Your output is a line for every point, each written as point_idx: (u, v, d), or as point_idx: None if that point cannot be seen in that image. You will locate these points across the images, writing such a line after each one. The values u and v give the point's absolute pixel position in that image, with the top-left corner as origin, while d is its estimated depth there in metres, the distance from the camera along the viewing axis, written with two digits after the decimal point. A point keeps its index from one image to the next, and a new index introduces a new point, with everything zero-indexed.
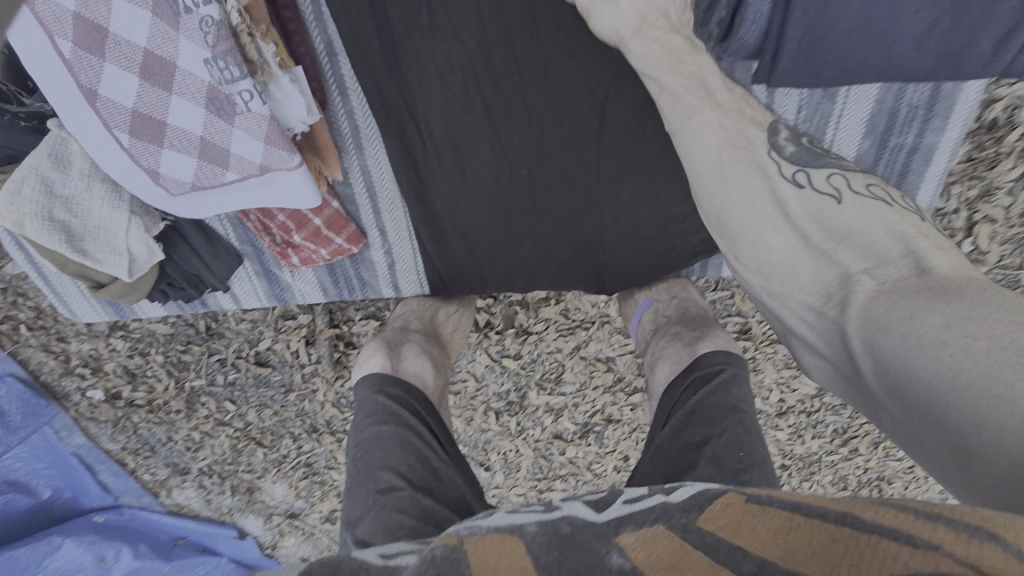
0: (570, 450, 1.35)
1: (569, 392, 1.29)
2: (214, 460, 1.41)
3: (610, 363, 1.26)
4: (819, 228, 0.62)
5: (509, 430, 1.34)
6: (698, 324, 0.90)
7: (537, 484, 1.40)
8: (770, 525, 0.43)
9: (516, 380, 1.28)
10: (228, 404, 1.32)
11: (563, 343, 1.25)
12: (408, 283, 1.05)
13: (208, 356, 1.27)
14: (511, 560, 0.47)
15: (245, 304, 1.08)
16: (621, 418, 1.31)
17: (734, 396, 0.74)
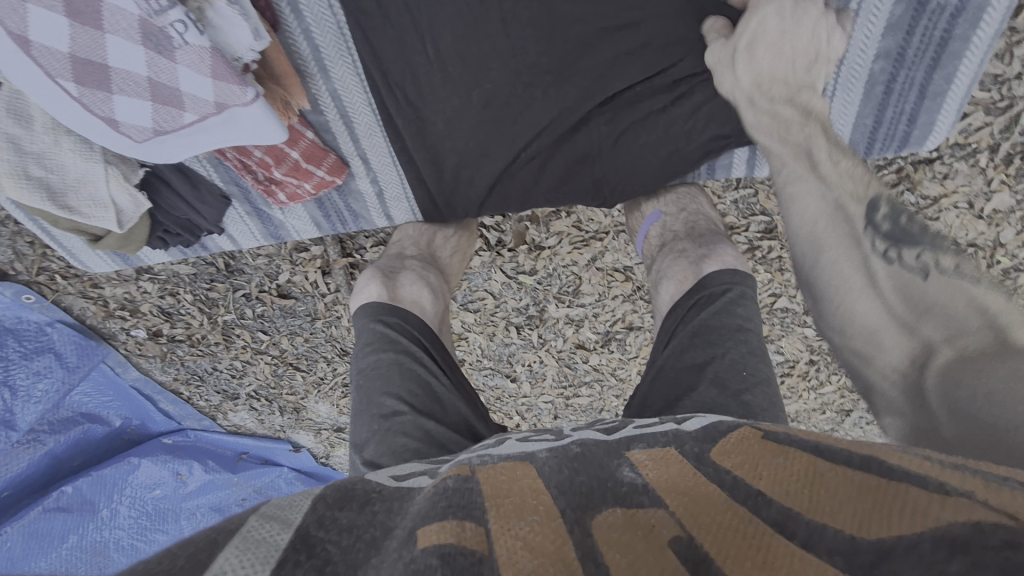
0: (593, 358, 1.37)
1: (589, 303, 1.29)
2: (259, 385, 1.50)
3: (628, 273, 1.24)
4: (905, 303, 0.54)
5: (531, 343, 1.36)
6: (706, 241, 0.86)
7: (564, 391, 1.45)
8: (790, 469, 0.49)
9: (534, 295, 1.28)
10: (261, 334, 1.37)
11: (578, 257, 1.22)
12: (401, 212, 1.02)
13: (234, 292, 1.30)
14: (522, 483, 0.53)
15: (242, 244, 1.07)
16: (641, 325, 1.31)
17: (740, 316, 0.74)
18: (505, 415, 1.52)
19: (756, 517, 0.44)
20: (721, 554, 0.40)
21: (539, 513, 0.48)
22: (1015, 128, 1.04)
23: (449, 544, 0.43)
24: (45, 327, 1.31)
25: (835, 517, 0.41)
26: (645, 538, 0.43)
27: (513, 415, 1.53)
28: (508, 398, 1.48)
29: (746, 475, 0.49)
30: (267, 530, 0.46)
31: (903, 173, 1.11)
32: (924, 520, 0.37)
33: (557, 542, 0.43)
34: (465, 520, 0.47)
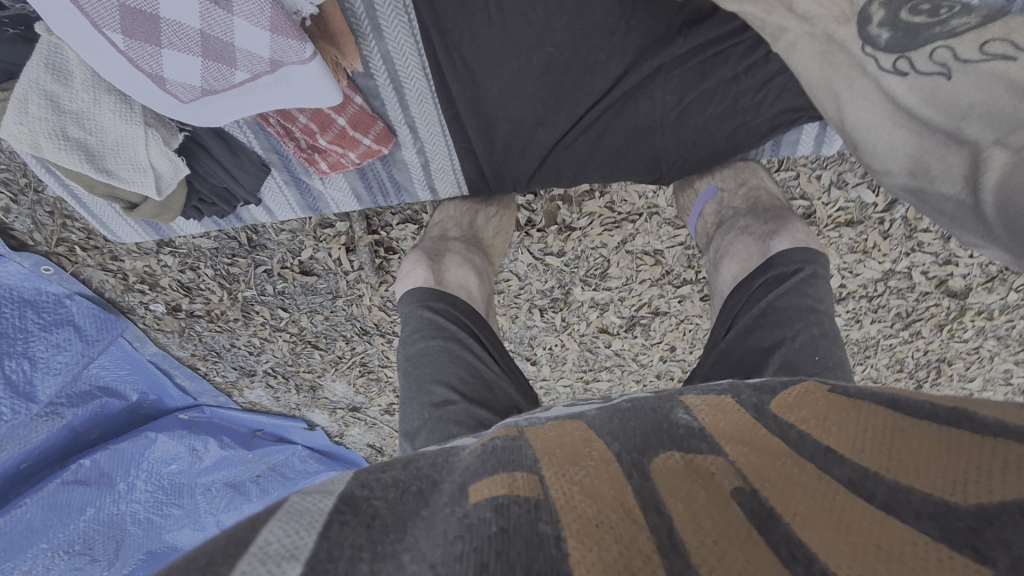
0: (615, 343, 1.36)
1: (615, 287, 1.28)
2: (277, 362, 1.49)
3: (658, 256, 1.22)
4: (937, 108, 0.53)
5: (554, 326, 1.35)
6: (772, 216, 0.86)
7: (583, 375, 1.44)
8: (866, 426, 0.48)
9: (560, 277, 1.27)
10: (281, 311, 1.37)
11: (608, 238, 1.21)
12: (446, 185, 1.01)
13: (255, 268, 1.29)
14: (572, 435, 0.53)
15: (280, 217, 1.06)
16: (668, 310, 1.30)
17: (811, 297, 0.73)
18: None
19: (826, 475, 0.43)
20: (791, 511, 0.40)
21: (593, 460, 0.47)
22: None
23: (502, 495, 0.43)
24: (64, 299, 1.30)
25: (921, 476, 0.40)
26: (707, 488, 0.43)
27: None
28: None
29: (810, 426, 0.49)
30: (310, 498, 0.46)
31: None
32: (1023, 480, 0.37)
33: (616, 488, 0.43)
34: (515, 471, 0.46)
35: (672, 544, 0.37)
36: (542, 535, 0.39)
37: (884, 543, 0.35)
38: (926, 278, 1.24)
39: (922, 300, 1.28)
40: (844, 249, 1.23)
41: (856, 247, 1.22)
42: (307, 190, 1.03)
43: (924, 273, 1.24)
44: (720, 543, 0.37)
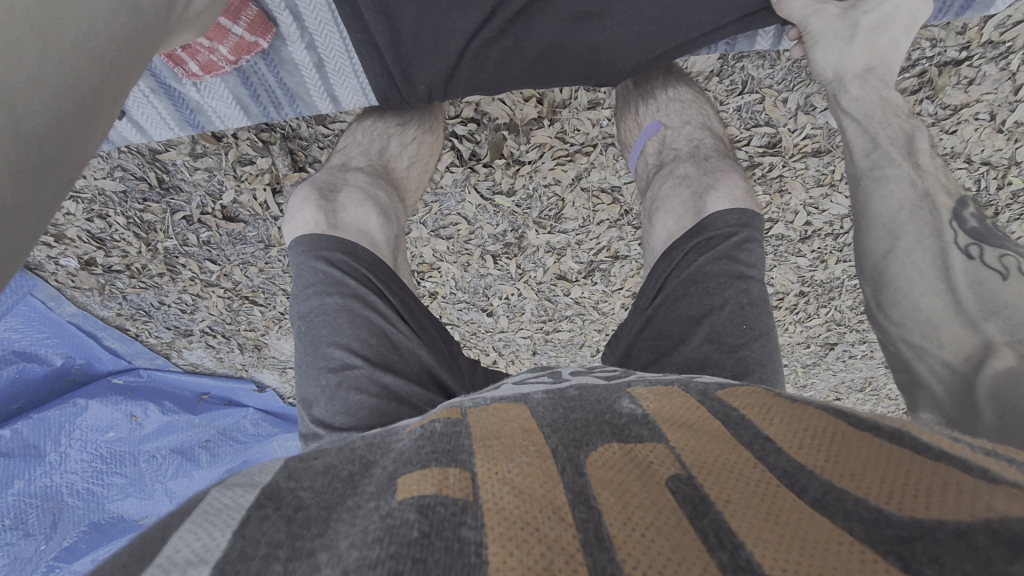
0: (575, 290, 1.28)
1: (571, 230, 1.18)
2: (214, 321, 1.37)
3: (615, 194, 1.13)
4: (976, 298, 0.56)
5: (509, 273, 1.26)
6: (711, 167, 0.78)
7: (543, 326, 1.36)
8: (807, 424, 0.39)
9: (513, 220, 1.17)
10: (210, 264, 1.23)
11: (562, 174, 1.11)
12: (348, 94, 0.88)
13: (172, 214, 1.14)
14: (514, 424, 0.42)
15: (154, 134, 0.94)
16: (628, 254, 1.22)
17: (741, 262, 0.69)
18: (481, 351, 1.43)
19: (761, 462, 0.35)
20: (723, 497, 0.32)
21: (529, 454, 0.37)
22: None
23: (429, 495, 0.33)
24: None
25: (856, 481, 0.32)
26: (642, 477, 0.34)
27: (489, 352, 1.44)
28: (484, 333, 1.39)
29: (754, 414, 0.41)
30: (230, 495, 0.36)
31: (926, 79, 1.04)
32: (973, 507, 0.28)
33: (547, 485, 0.33)
34: (449, 466, 0.36)
35: (599, 540, 0.29)
36: (464, 542, 0.29)
37: (820, 542, 0.27)
38: None
39: None
40: (810, 182, 1.16)
41: (823, 179, 1.16)
42: (182, 102, 0.92)
43: None
44: (648, 534, 0.29)
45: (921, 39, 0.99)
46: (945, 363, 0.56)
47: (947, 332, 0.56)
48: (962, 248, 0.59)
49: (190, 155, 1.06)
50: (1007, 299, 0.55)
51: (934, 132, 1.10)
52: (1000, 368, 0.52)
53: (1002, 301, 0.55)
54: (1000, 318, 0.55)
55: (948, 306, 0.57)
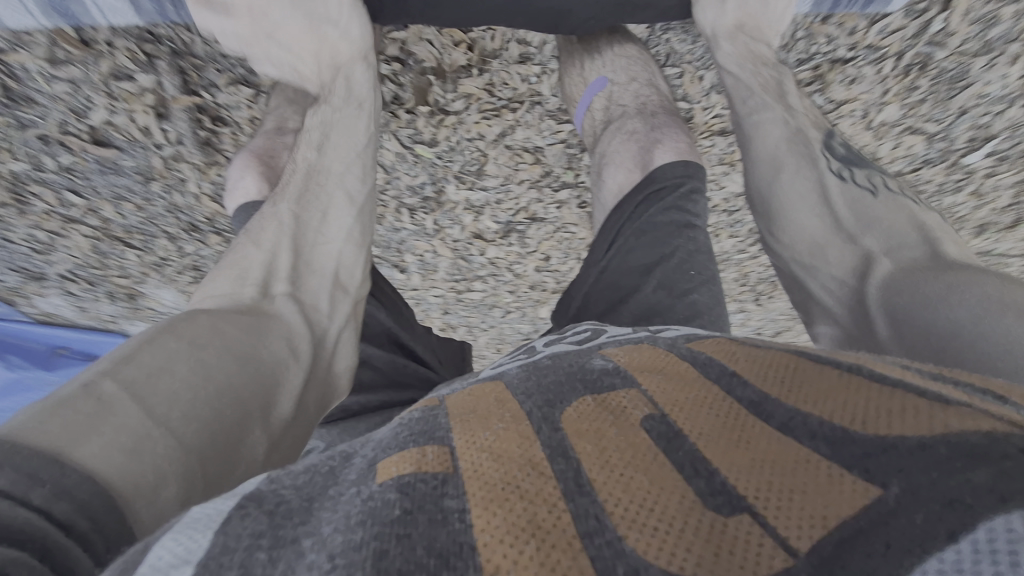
0: (490, 250, 1.35)
1: (491, 188, 1.21)
2: (76, 265, 1.36)
3: (538, 155, 1.16)
4: (852, 213, 0.73)
5: (425, 230, 1.29)
6: (657, 123, 0.86)
7: (454, 285, 1.46)
8: (771, 360, 0.41)
9: (431, 171, 1.16)
10: (70, 195, 1.16)
11: (487, 129, 1.11)
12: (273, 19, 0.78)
13: (21, 129, 1.01)
14: (490, 399, 0.43)
15: (7, 20, 0.86)
16: (545, 216, 1.29)
17: (688, 211, 0.77)
18: None
19: (730, 394, 0.38)
20: (695, 431, 0.34)
21: (504, 421, 0.38)
22: (922, 37, 1.07)
23: (408, 474, 0.33)
24: None
25: (818, 403, 0.34)
26: (615, 425, 0.36)
27: None
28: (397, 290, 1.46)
29: (721, 355, 0.44)
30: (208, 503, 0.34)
31: (818, 73, 1.11)
32: (929, 424, 0.29)
33: (524, 446, 0.34)
34: (427, 445, 0.36)
35: (578, 487, 0.31)
36: (447, 510, 0.30)
37: (782, 463, 0.31)
38: None
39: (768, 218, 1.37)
40: (713, 160, 1.22)
41: (725, 159, 1.22)
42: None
43: None
44: (626, 472, 0.32)
45: (819, 34, 1.06)
46: (834, 277, 0.72)
47: (833, 252, 0.72)
48: (835, 174, 0.76)
49: (47, 61, 0.91)
50: (879, 213, 0.71)
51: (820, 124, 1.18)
52: (884, 272, 0.67)
53: (875, 217, 0.71)
54: (875, 233, 0.70)
55: (830, 225, 0.73)
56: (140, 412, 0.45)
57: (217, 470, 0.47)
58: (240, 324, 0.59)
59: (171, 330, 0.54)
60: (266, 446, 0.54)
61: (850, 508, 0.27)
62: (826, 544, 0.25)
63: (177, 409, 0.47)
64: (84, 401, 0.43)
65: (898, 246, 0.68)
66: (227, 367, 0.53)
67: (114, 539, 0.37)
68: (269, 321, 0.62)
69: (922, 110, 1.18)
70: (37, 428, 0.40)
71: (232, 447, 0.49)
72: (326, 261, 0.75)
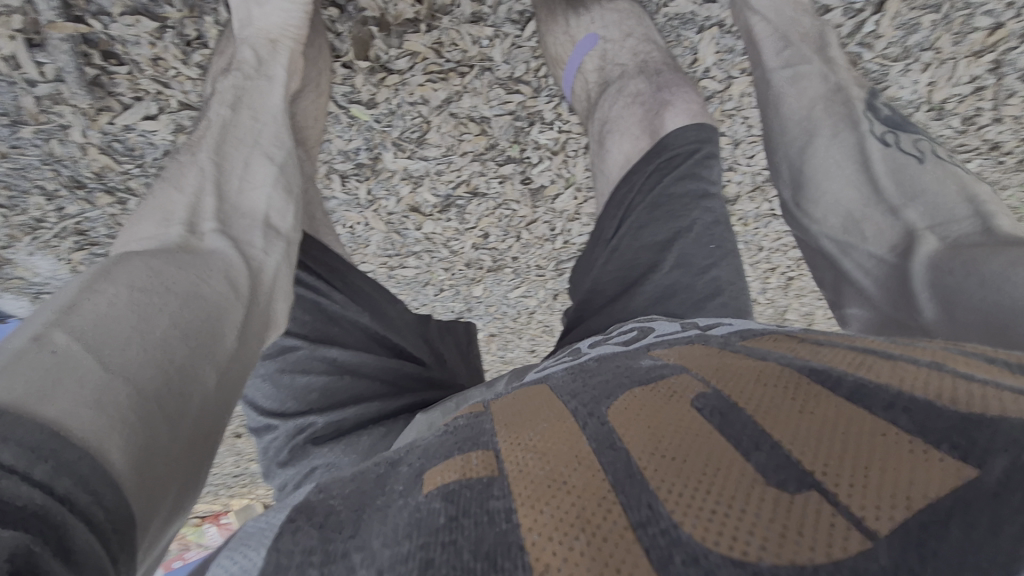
0: (426, 226, 1.27)
1: (432, 157, 1.12)
2: None
3: (485, 125, 1.09)
4: (894, 182, 0.65)
5: (357, 200, 1.16)
6: (663, 84, 0.83)
7: (388, 261, 1.34)
8: (836, 350, 0.38)
9: (368, 136, 1.06)
10: None
11: (432, 92, 1.02)
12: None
13: None
14: (536, 400, 0.41)
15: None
16: (487, 191, 1.21)
17: (703, 179, 0.74)
18: None
19: (787, 366, 0.36)
20: (753, 403, 0.32)
21: (550, 420, 0.36)
22: (856, 37, 1.01)
23: (453, 481, 0.31)
24: None
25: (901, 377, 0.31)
26: (668, 413, 0.34)
27: None
28: None
29: (784, 351, 0.41)
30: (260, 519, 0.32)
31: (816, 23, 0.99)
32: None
33: (571, 442, 0.33)
34: (471, 450, 0.34)
35: (628, 476, 0.29)
36: (493, 511, 0.28)
37: (855, 437, 0.28)
38: None
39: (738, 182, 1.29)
40: None
41: None
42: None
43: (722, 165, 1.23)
44: (677, 456, 0.30)
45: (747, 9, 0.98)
46: (872, 255, 0.63)
47: (870, 225, 0.64)
48: (879, 137, 0.69)
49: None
50: (924, 184, 0.63)
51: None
52: (928, 253, 0.57)
53: (920, 188, 0.62)
54: (919, 204, 0.61)
55: (868, 196, 0.66)
56: (99, 365, 0.35)
57: (180, 409, 0.38)
58: (178, 265, 0.47)
59: (104, 276, 0.42)
60: (223, 378, 0.43)
61: (940, 486, 0.24)
62: (913, 524, 0.23)
63: (136, 353, 0.37)
64: (41, 357, 0.34)
65: (946, 221, 0.58)
66: (174, 307, 0.42)
67: (115, 506, 0.31)
68: (202, 258, 0.49)
69: None
70: (2, 385, 0.32)
71: (196, 394, 0.40)
72: (253, 200, 0.61)
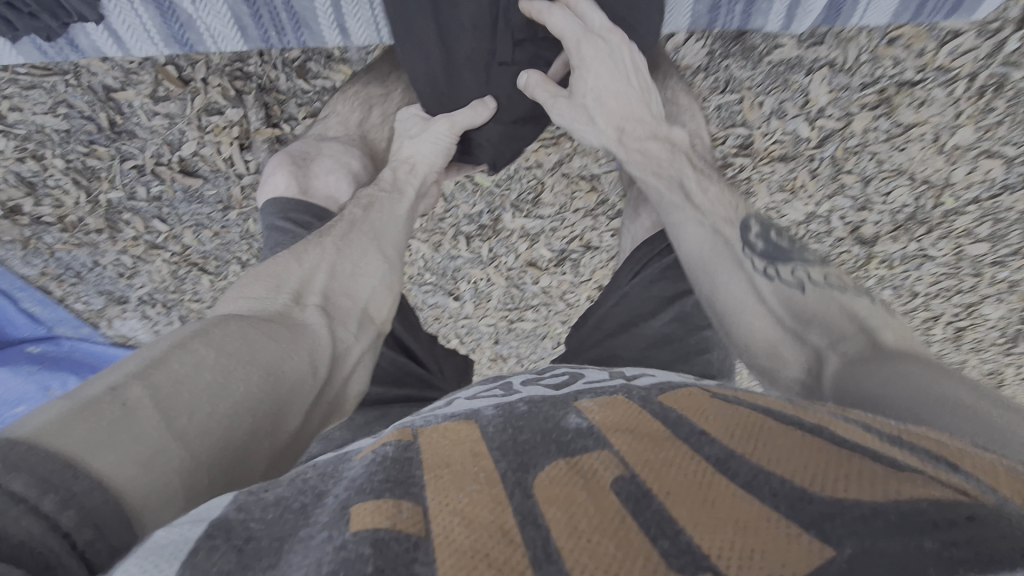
0: (543, 278, 1.50)
1: (547, 215, 1.37)
2: (155, 289, 1.38)
3: (594, 182, 1.30)
4: (790, 311, 0.68)
5: (479, 259, 1.47)
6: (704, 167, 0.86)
7: (508, 314, 1.60)
8: (740, 420, 0.39)
9: (489, 200, 1.35)
10: (158, 223, 1.23)
11: (544, 156, 1.27)
12: (361, 28, 0.84)
13: (121, 162, 1.13)
14: (463, 447, 0.40)
15: (133, 48, 0.84)
16: (599, 244, 1.41)
17: None
18: (446, 334, 1.67)
19: (697, 453, 0.36)
20: (663, 491, 0.33)
21: (479, 481, 0.35)
22: (997, 57, 1.07)
23: (383, 529, 0.31)
24: None
25: (787, 465, 0.33)
26: (589, 488, 0.34)
27: (452, 337, 1.69)
28: (450, 317, 1.62)
29: (696, 415, 0.41)
30: (180, 531, 0.33)
31: (886, 95, 1.16)
32: (876, 489, 0.30)
33: (495, 511, 0.32)
34: (402, 498, 0.34)
35: (547, 555, 0.29)
36: None
37: (758, 532, 0.29)
38: (843, 223, 1.38)
39: (836, 246, 1.44)
40: (774, 186, 1.32)
41: (785, 185, 1.32)
42: (171, 14, 0.82)
43: (842, 218, 1.37)
44: (593, 540, 0.30)
45: (885, 57, 1.11)
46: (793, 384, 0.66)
47: (784, 353, 0.67)
48: (762, 272, 0.71)
49: (151, 98, 1.04)
50: (813, 310, 0.67)
51: (885, 147, 1.24)
52: (832, 374, 0.62)
53: (804, 310, 0.68)
54: (815, 327, 0.66)
55: (777, 328, 0.68)
56: (162, 425, 0.44)
57: (224, 483, 0.46)
58: (269, 334, 0.58)
59: (204, 336, 0.53)
60: (270, 460, 0.52)
61: (801, 565, 0.26)
62: None
63: (197, 418, 0.46)
64: (110, 407, 0.43)
65: (838, 341, 0.65)
66: (246, 382, 0.51)
67: (118, 546, 0.38)
68: (295, 336, 0.60)
69: (1000, 133, 1.18)
70: (63, 433, 0.39)
71: (250, 455, 0.49)
72: (359, 289, 0.71)
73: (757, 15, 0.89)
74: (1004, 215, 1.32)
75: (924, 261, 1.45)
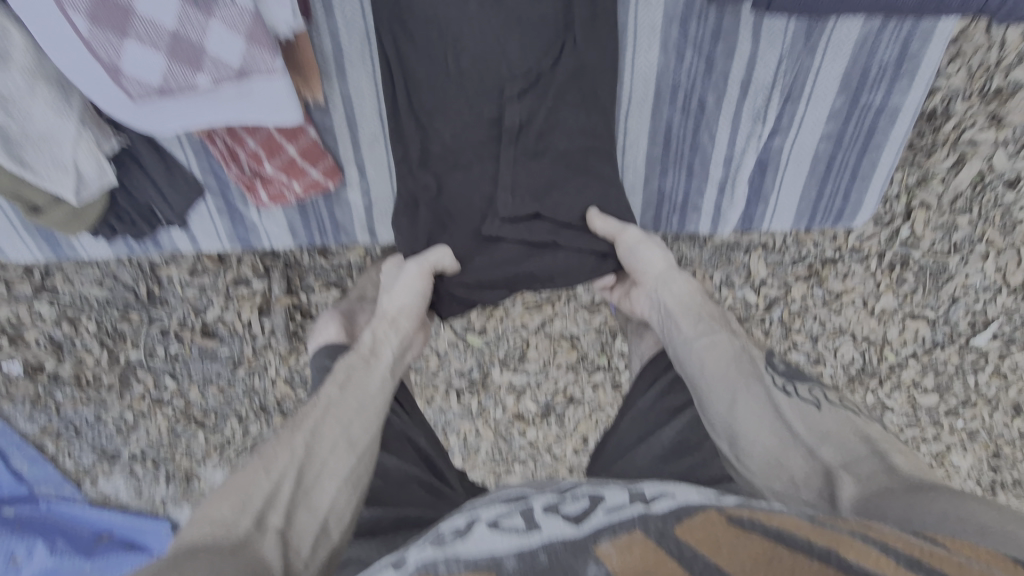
0: (530, 431, 1.56)
1: (533, 370, 1.50)
2: (148, 444, 1.41)
3: (574, 341, 1.47)
4: (806, 427, 0.80)
5: (470, 412, 1.55)
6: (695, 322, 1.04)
7: (496, 469, 1.61)
8: (750, 551, 0.50)
9: (479, 357, 1.49)
10: (168, 380, 1.33)
11: (529, 319, 1.46)
12: (384, 229, 1.13)
13: (148, 326, 1.27)
14: None
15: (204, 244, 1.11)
16: (581, 397, 1.52)
17: None
18: None
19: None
20: None
21: None
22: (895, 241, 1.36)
23: None
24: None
25: None
26: None
27: None
28: None
29: (710, 552, 0.51)
30: None
31: (812, 269, 1.41)
32: None
33: None
34: None
35: None
36: None
37: None
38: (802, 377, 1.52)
39: None
40: None
41: None
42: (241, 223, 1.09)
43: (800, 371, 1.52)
44: None
45: (806, 240, 1.39)
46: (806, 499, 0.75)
47: (798, 468, 0.77)
48: (781, 387, 0.84)
49: (189, 272, 1.23)
50: (828, 426, 0.80)
51: (824, 310, 1.45)
52: (851, 493, 0.73)
53: (824, 429, 0.79)
54: (829, 445, 0.78)
55: (790, 439, 0.79)
56: None
57: None
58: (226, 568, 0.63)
59: None
60: None
61: None
62: None
63: None
64: None
65: (854, 462, 0.76)
66: None
67: None
68: (249, 563, 0.65)
69: (916, 298, 1.42)
70: None
71: None
72: (323, 500, 0.76)
73: (691, 222, 1.15)
74: (941, 367, 1.50)
75: (886, 412, 1.56)
